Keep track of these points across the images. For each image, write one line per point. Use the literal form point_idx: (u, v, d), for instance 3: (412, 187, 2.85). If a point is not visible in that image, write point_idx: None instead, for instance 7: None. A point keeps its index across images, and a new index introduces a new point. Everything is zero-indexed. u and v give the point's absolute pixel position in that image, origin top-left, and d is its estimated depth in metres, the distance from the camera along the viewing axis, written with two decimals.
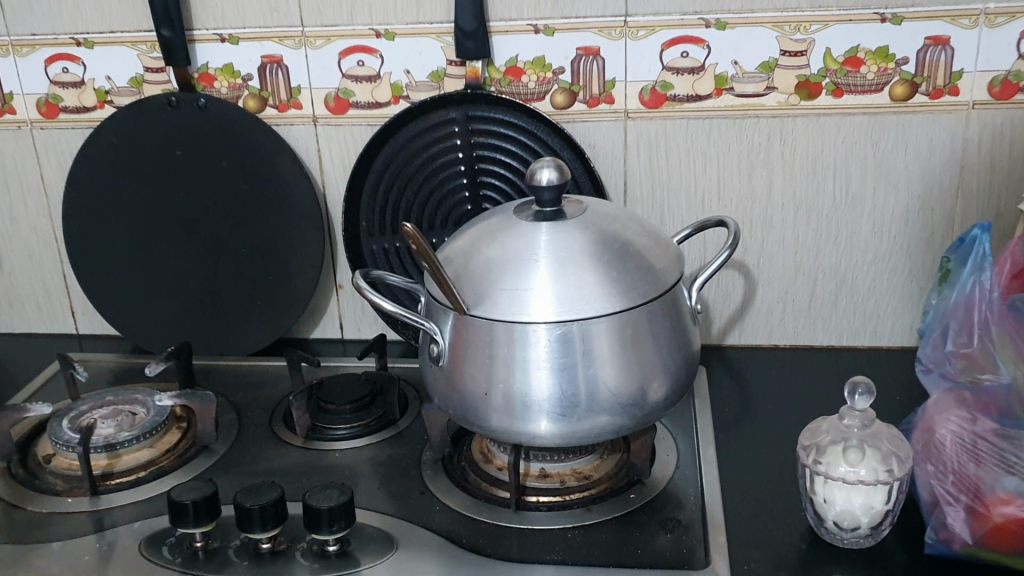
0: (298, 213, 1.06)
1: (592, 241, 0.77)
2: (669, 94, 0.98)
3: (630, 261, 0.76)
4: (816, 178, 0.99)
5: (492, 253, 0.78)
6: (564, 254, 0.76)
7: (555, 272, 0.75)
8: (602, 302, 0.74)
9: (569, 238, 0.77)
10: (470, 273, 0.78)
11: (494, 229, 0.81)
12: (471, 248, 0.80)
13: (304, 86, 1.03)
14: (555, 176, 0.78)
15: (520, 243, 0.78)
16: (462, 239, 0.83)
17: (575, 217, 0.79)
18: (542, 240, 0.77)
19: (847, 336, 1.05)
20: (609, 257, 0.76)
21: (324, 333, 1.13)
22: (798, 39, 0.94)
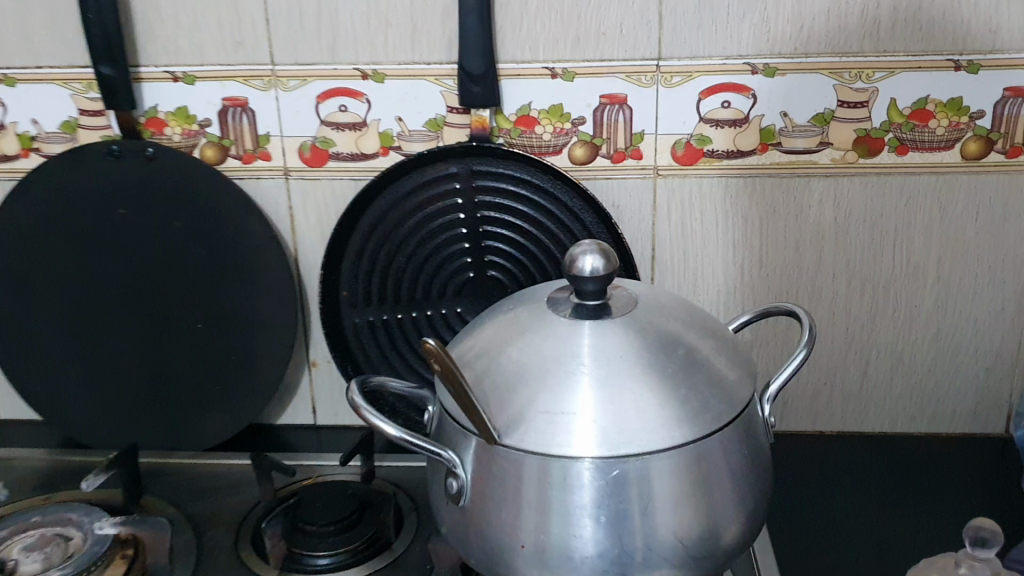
0: (264, 285, 0.90)
1: (650, 346, 0.63)
2: (706, 148, 0.84)
3: (698, 372, 0.63)
4: (873, 247, 0.87)
5: (523, 360, 0.63)
6: (615, 366, 0.61)
7: (605, 390, 0.60)
8: (666, 432, 0.59)
9: (619, 343, 0.62)
10: (496, 384, 0.63)
11: (522, 326, 0.66)
12: (494, 351, 0.65)
13: (274, 133, 0.87)
14: (601, 265, 0.63)
15: (558, 350, 0.63)
16: (481, 336, 0.68)
17: (623, 313, 0.65)
18: (586, 345, 0.62)
19: (902, 423, 0.94)
20: (672, 369, 0.62)
21: (294, 418, 0.98)
22: (859, 88, 0.81)
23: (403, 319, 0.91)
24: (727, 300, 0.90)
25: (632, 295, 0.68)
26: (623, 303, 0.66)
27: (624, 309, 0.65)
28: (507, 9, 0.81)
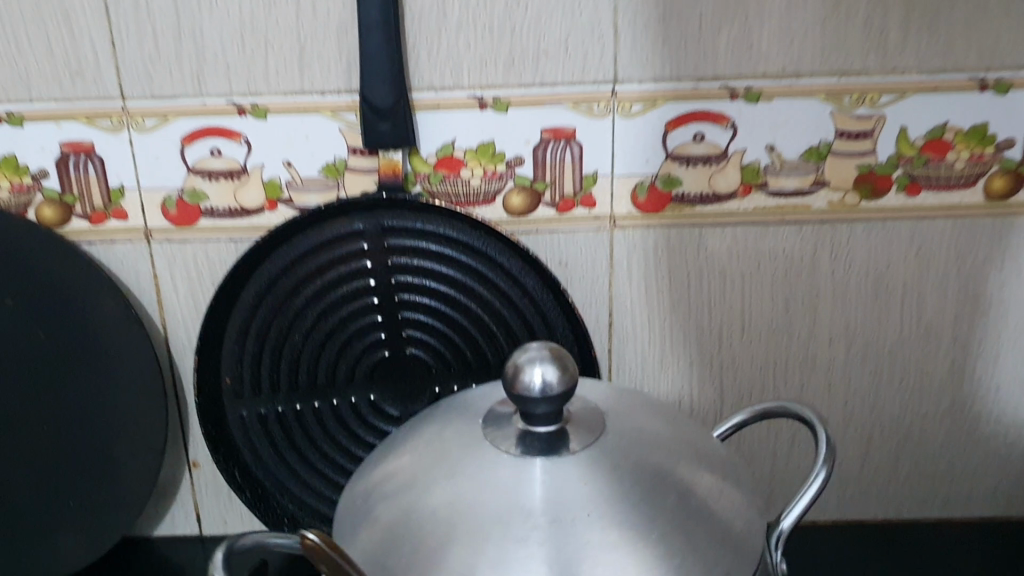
0: (123, 376, 0.71)
1: (627, 492, 0.46)
2: (674, 192, 0.68)
3: (692, 522, 0.45)
4: (877, 306, 0.72)
5: (446, 516, 0.45)
6: (577, 525, 0.44)
7: (565, 556, 0.42)
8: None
9: (585, 492, 0.45)
10: (409, 549, 0.45)
11: (447, 461, 0.48)
12: (406, 499, 0.47)
13: (129, 187, 0.69)
14: (552, 380, 0.46)
15: (497, 502, 0.45)
16: (390, 473, 0.50)
17: (584, 447, 0.48)
18: (537, 494, 0.45)
19: (909, 507, 0.79)
20: (657, 523, 0.45)
21: (175, 528, 0.80)
22: (862, 114, 0.65)
23: (303, 410, 0.73)
24: (702, 373, 0.74)
25: (597, 415, 0.50)
26: (585, 430, 0.49)
27: (586, 439, 0.48)
28: (421, 23, 0.64)
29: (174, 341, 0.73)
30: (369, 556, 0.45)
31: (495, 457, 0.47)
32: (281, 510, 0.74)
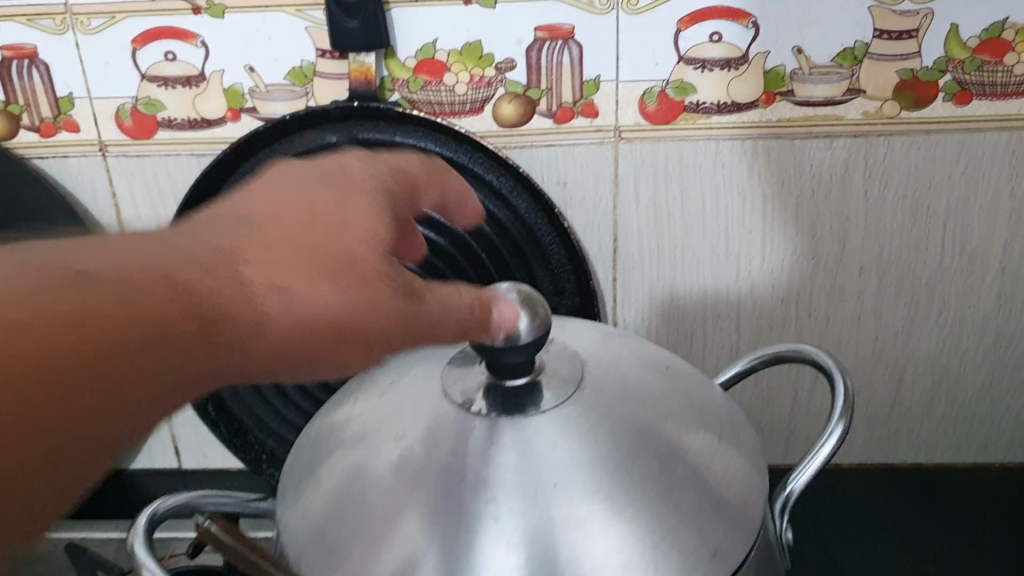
0: None
1: (607, 449, 0.39)
2: (687, 100, 0.60)
3: (685, 485, 0.39)
4: (916, 231, 0.64)
5: (391, 485, 0.39)
6: (541, 500, 0.37)
7: (526, 544, 0.36)
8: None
9: (555, 455, 0.38)
10: (348, 527, 0.38)
11: (398, 413, 0.42)
12: (351, 459, 0.41)
13: (78, 96, 0.62)
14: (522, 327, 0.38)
15: (451, 467, 0.38)
16: (339, 423, 0.44)
17: (558, 403, 0.40)
18: (497, 460, 0.38)
19: (944, 452, 0.73)
20: (642, 486, 0.38)
21: (155, 462, 0.77)
22: (905, 11, 0.56)
23: None
24: (715, 302, 0.67)
25: (576, 359, 0.43)
26: (561, 383, 0.41)
27: (558, 395, 0.41)
28: None
29: None
30: (307, 531, 0.40)
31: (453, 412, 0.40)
32: (260, 447, 0.70)
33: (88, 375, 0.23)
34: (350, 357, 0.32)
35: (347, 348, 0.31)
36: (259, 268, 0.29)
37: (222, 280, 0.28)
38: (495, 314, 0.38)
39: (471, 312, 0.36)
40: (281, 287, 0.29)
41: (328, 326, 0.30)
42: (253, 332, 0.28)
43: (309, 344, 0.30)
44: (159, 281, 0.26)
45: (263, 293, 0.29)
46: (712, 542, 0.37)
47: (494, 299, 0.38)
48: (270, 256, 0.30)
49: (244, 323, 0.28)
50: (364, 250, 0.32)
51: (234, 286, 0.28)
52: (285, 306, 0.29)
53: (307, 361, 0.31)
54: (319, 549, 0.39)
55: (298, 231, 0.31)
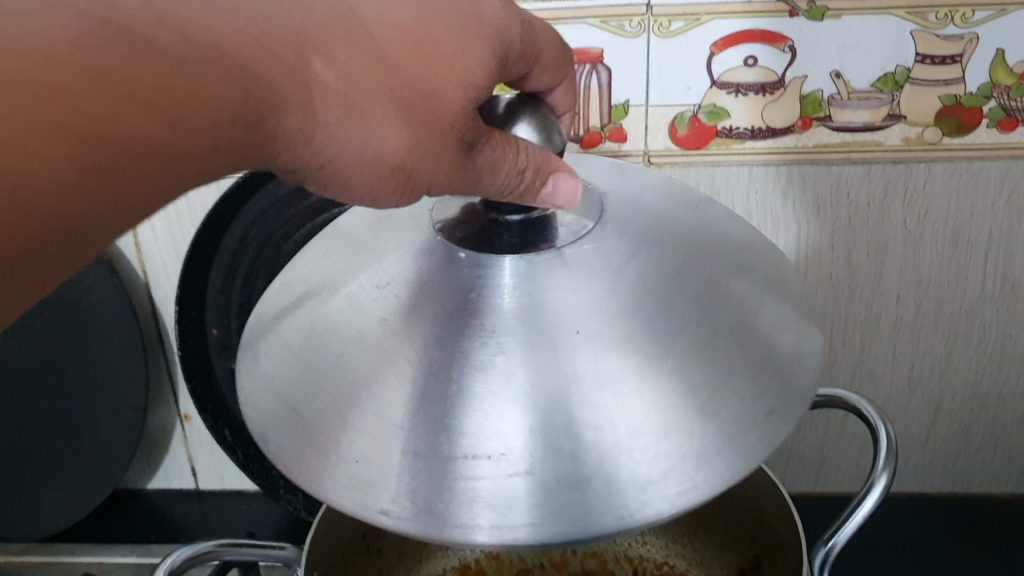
0: (97, 326, 0.66)
1: (636, 291, 0.33)
2: (720, 125, 0.58)
3: (726, 336, 0.33)
4: (957, 258, 0.61)
5: (371, 348, 0.33)
6: (550, 360, 0.32)
7: (531, 412, 0.31)
8: (658, 486, 0.30)
9: (567, 303, 0.33)
10: (321, 391, 0.34)
11: (379, 258, 0.36)
12: (325, 310, 0.36)
13: None
14: (519, 110, 0.34)
15: (440, 322, 0.33)
16: (311, 273, 0.38)
17: (575, 241, 0.35)
18: (493, 307, 0.33)
19: (980, 480, 0.71)
20: (684, 336, 0.33)
21: (173, 477, 0.77)
22: (950, 35, 0.53)
23: None
24: None
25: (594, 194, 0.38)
26: (582, 217, 0.36)
27: (579, 231, 0.35)
28: None
29: (158, 286, 0.67)
30: (276, 407, 0.35)
31: (448, 251, 0.35)
32: (277, 472, 0.69)
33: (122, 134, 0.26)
34: (406, 195, 0.34)
35: (402, 182, 0.33)
36: (321, 87, 0.30)
37: (265, 107, 0.29)
38: (552, 185, 0.33)
39: (516, 191, 0.33)
40: (356, 106, 0.30)
41: (387, 162, 0.32)
42: (288, 153, 0.31)
43: (355, 175, 0.33)
44: (184, 109, 0.27)
45: (318, 119, 0.30)
46: (770, 401, 0.33)
47: (557, 171, 0.33)
48: (360, 85, 0.30)
49: (281, 139, 0.30)
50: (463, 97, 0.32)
51: (290, 95, 0.29)
52: (335, 139, 0.31)
53: (358, 180, 0.33)
54: (289, 420, 0.34)
55: (405, 55, 0.31)
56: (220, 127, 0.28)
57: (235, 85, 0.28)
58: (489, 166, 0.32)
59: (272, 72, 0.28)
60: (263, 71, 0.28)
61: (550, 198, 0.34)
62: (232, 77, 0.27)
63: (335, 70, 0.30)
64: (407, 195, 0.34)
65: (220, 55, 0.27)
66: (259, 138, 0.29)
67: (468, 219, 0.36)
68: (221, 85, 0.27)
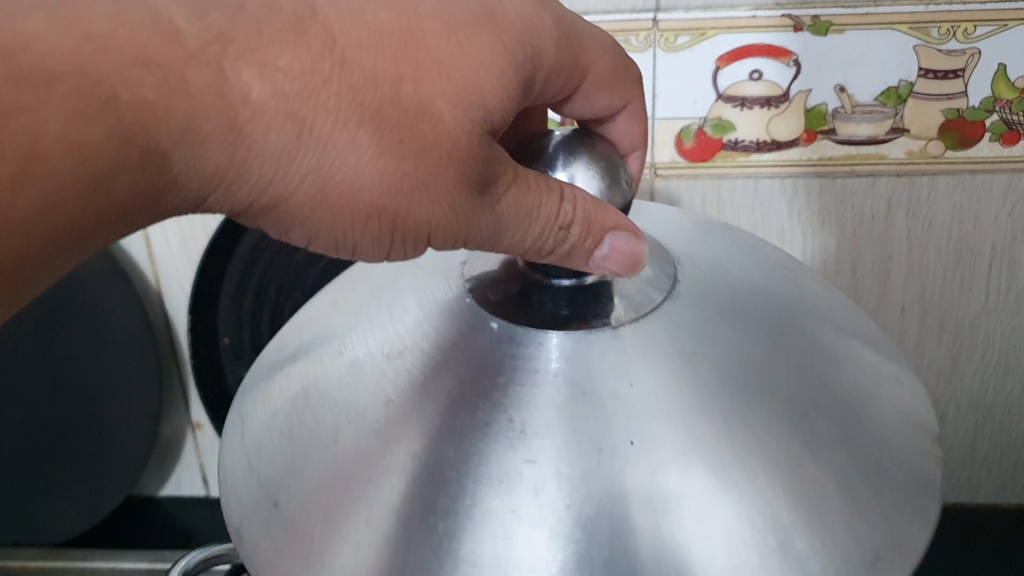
0: (113, 333, 0.67)
1: (686, 352, 0.32)
2: (726, 138, 0.59)
3: (799, 367, 0.32)
4: (961, 270, 0.62)
5: (378, 413, 0.31)
6: (589, 422, 0.29)
7: (564, 473, 0.28)
8: (727, 548, 0.28)
9: (610, 369, 0.31)
10: (318, 458, 0.31)
11: (387, 322, 0.35)
12: (325, 377, 0.34)
13: None
14: (579, 149, 0.32)
15: (457, 392, 0.31)
16: (310, 338, 0.37)
17: (632, 320, 0.32)
18: (523, 378, 0.31)
19: (986, 492, 0.72)
20: (722, 388, 0.31)
21: (183, 485, 0.77)
22: (952, 50, 0.54)
23: None
24: None
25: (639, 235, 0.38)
26: (647, 286, 0.34)
27: (639, 306, 0.33)
28: None
29: (170, 295, 0.69)
30: (254, 491, 0.33)
31: (472, 323, 0.33)
32: None
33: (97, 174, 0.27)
34: (392, 246, 0.32)
35: (387, 228, 0.31)
36: (254, 117, 0.27)
37: (163, 139, 0.27)
38: (606, 244, 0.32)
39: (557, 251, 0.32)
40: (319, 140, 0.28)
41: (366, 204, 0.30)
42: (229, 190, 0.29)
43: (325, 218, 0.30)
44: (54, 155, 0.26)
45: (259, 154, 0.28)
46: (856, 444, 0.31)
47: (613, 229, 0.31)
48: (323, 118, 0.28)
49: (204, 174, 0.28)
50: (465, 126, 0.29)
51: (212, 129, 0.27)
52: (302, 178, 0.29)
53: (327, 225, 0.31)
54: (268, 513, 0.32)
55: (381, 67, 0.29)
56: (102, 162, 0.27)
57: (107, 118, 0.26)
58: (518, 214, 0.31)
59: (175, 102, 0.26)
60: (151, 100, 0.26)
61: (607, 259, 0.32)
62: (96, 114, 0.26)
63: (272, 89, 0.27)
64: (393, 244, 0.32)
65: (86, 85, 0.26)
66: (161, 176, 0.28)
67: (511, 278, 0.34)
68: (86, 119, 0.26)
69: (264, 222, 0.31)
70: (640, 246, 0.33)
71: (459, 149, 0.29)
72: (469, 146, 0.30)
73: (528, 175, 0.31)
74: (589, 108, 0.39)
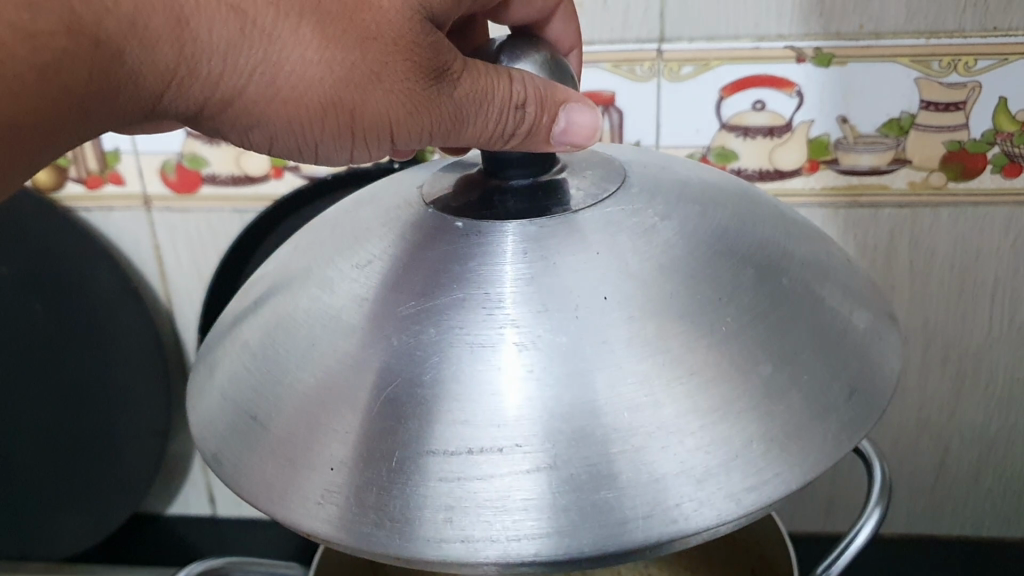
0: (123, 349, 0.68)
1: (649, 261, 0.31)
2: (730, 166, 0.59)
3: (790, 299, 0.31)
4: (963, 301, 0.62)
5: (349, 341, 0.31)
6: (568, 341, 0.29)
7: (545, 400, 0.28)
8: (717, 479, 0.27)
9: (579, 277, 0.30)
10: (289, 391, 0.31)
11: (356, 244, 0.35)
12: (295, 305, 0.34)
13: (125, 150, 0.63)
14: (526, 49, 0.34)
15: (429, 312, 0.30)
16: (279, 273, 0.37)
17: (593, 204, 0.33)
18: (497, 297, 0.30)
19: (990, 525, 0.71)
20: (702, 297, 0.30)
21: (189, 503, 0.78)
22: (952, 83, 0.55)
23: None
24: None
25: (613, 161, 0.37)
26: (601, 181, 0.35)
27: (597, 194, 0.34)
28: None
29: (181, 310, 0.70)
30: (228, 423, 0.33)
31: (439, 234, 0.33)
32: None
33: (58, 65, 0.29)
34: (350, 141, 0.34)
35: (345, 122, 0.33)
36: (198, 8, 0.30)
37: (111, 34, 0.29)
38: (562, 119, 0.33)
39: (517, 133, 0.33)
40: (264, 32, 0.30)
41: (318, 98, 0.32)
42: (184, 88, 0.31)
43: (278, 114, 0.32)
44: (11, 44, 0.28)
45: (206, 47, 0.30)
46: (849, 379, 0.31)
47: (566, 103, 0.33)
48: (266, 8, 0.30)
49: (157, 70, 0.30)
50: (403, 12, 0.32)
51: (159, 23, 0.29)
52: (251, 71, 0.31)
53: (285, 121, 0.33)
54: (244, 432, 0.32)
55: None
56: (57, 57, 0.29)
57: (59, 10, 0.28)
58: (474, 101, 0.33)
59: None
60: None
61: (567, 134, 0.34)
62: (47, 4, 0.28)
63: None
64: (355, 137, 0.34)
65: None
66: (115, 75, 0.30)
67: (472, 189, 0.35)
68: (40, 11, 0.28)
69: (225, 125, 0.34)
70: (596, 120, 0.34)
71: (404, 37, 0.32)
72: (411, 33, 0.32)
73: (477, 65, 0.33)
74: (526, 9, 0.43)
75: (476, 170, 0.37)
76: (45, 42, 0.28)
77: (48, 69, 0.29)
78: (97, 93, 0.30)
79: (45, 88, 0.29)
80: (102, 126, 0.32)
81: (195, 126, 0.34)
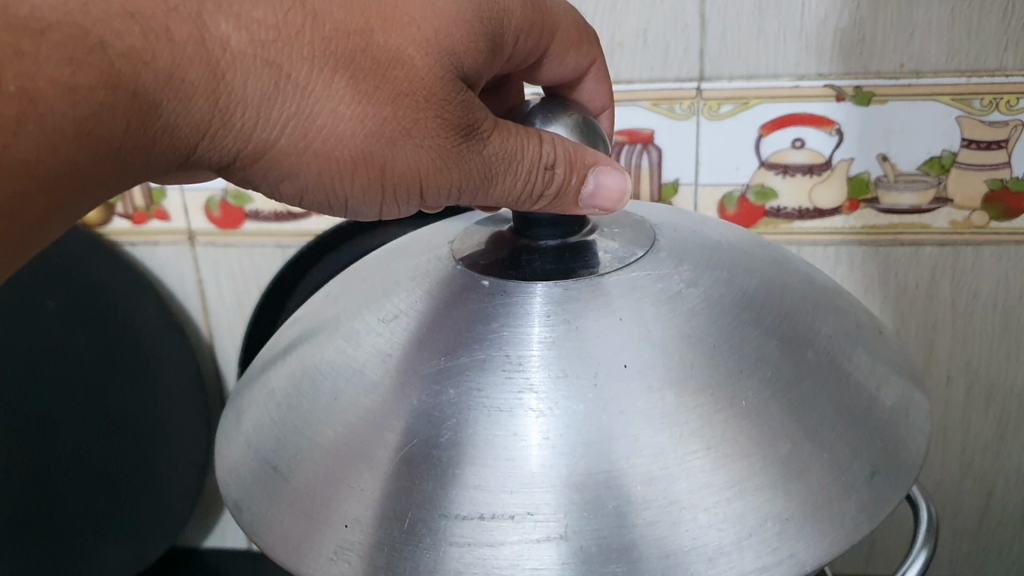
0: (161, 385, 0.70)
1: (672, 329, 0.31)
2: (769, 205, 0.59)
3: (814, 369, 0.31)
4: (1008, 342, 0.62)
5: (371, 397, 0.31)
6: (590, 410, 0.29)
7: (560, 466, 0.28)
8: (728, 559, 0.27)
9: (601, 343, 0.30)
10: (310, 445, 0.32)
11: (382, 299, 0.35)
12: (322, 355, 0.34)
13: (170, 188, 0.65)
14: (558, 113, 0.35)
15: (450, 371, 0.31)
16: (309, 321, 0.38)
17: (619, 268, 0.33)
18: (518, 360, 0.30)
19: None
20: (725, 362, 0.30)
21: (224, 538, 0.78)
22: (994, 120, 0.55)
23: None
24: None
25: (644, 225, 0.37)
26: (630, 245, 0.35)
27: (624, 258, 0.34)
28: None
29: (222, 344, 0.72)
30: (250, 471, 0.33)
31: (465, 292, 0.33)
32: None
33: (95, 114, 0.29)
34: (383, 198, 0.35)
35: (376, 177, 0.33)
36: (234, 62, 0.30)
37: (149, 85, 0.29)
38: (591, 181, 0.34)
39: (546, 194, 0.34)
40: (299, 87, 0.31)
41: (347, 151, 0.32)
42: (218, 139, 0.32)
43: (310, 167, 0.33)
44: (52, 97, 0.28)
45: (243, 99, 0.31)
46: (871, 460, 0.30)
47: (595, 166, 0.34)
48: (301, 63, 0.31)
49: (193, 123, 0.31)
50: (435, 69, 0.32)
51: (196, 76, 0.30)
52: (285, 123, 0.32)
53: (317, 173, 0.33)
54: (265, 481, 0.32)
55: (353, 28, 0.31)
56: (97, 108, 0.29)
57: (98, 62, 0.28)
58: (505, 159, 0.33)
59: (159, 49, 0.29)
60: (138, 49, 0.29)
61: (594, 197, 0.34)
62: (87, 57, 0.28)
63: (248, 38, 0.30)
64: (385, 194, 0.34)
65: (77, 33, 0.28)
66: (153, 126, 0.31)
67: (501, 247, 0.36)
68: (80, 64, 0.28)
69: (256, 176, 0.34)
70: (625, 182, 0.35)
71: (434, 93, 0.32)
72: (441, 89, 0.32)
73: (507, 125, 0.34)
74: (562, 67, 0.44)
75: (506, 227, 0.38)
76: (86, 95, 0.29)
77: (85, 120, 0.29)
78: (135, 144, 0.31)
79: (88, 139, 0.30)
80: (135, 176, 0.33)
81: (226, 176, 0.35)
